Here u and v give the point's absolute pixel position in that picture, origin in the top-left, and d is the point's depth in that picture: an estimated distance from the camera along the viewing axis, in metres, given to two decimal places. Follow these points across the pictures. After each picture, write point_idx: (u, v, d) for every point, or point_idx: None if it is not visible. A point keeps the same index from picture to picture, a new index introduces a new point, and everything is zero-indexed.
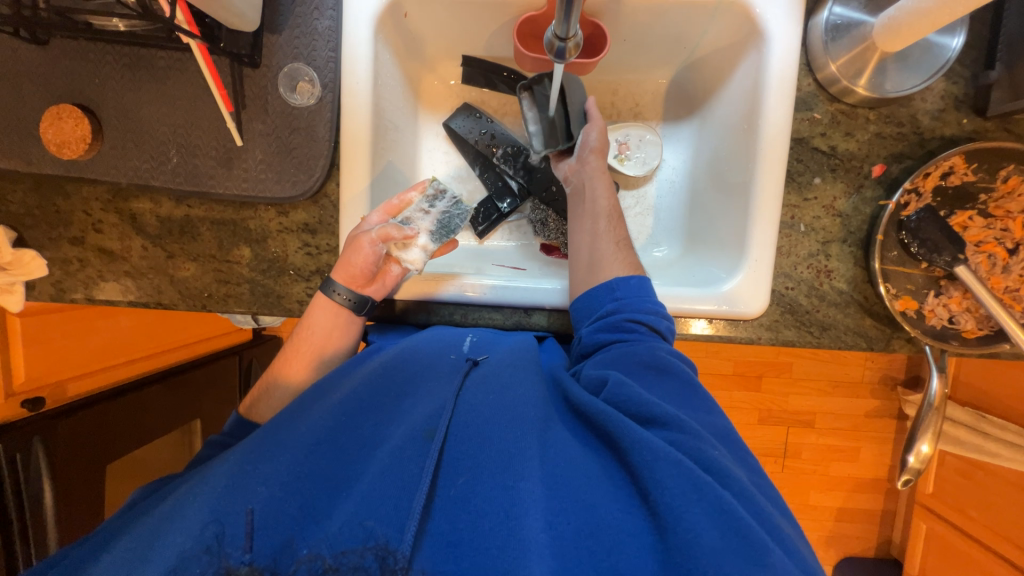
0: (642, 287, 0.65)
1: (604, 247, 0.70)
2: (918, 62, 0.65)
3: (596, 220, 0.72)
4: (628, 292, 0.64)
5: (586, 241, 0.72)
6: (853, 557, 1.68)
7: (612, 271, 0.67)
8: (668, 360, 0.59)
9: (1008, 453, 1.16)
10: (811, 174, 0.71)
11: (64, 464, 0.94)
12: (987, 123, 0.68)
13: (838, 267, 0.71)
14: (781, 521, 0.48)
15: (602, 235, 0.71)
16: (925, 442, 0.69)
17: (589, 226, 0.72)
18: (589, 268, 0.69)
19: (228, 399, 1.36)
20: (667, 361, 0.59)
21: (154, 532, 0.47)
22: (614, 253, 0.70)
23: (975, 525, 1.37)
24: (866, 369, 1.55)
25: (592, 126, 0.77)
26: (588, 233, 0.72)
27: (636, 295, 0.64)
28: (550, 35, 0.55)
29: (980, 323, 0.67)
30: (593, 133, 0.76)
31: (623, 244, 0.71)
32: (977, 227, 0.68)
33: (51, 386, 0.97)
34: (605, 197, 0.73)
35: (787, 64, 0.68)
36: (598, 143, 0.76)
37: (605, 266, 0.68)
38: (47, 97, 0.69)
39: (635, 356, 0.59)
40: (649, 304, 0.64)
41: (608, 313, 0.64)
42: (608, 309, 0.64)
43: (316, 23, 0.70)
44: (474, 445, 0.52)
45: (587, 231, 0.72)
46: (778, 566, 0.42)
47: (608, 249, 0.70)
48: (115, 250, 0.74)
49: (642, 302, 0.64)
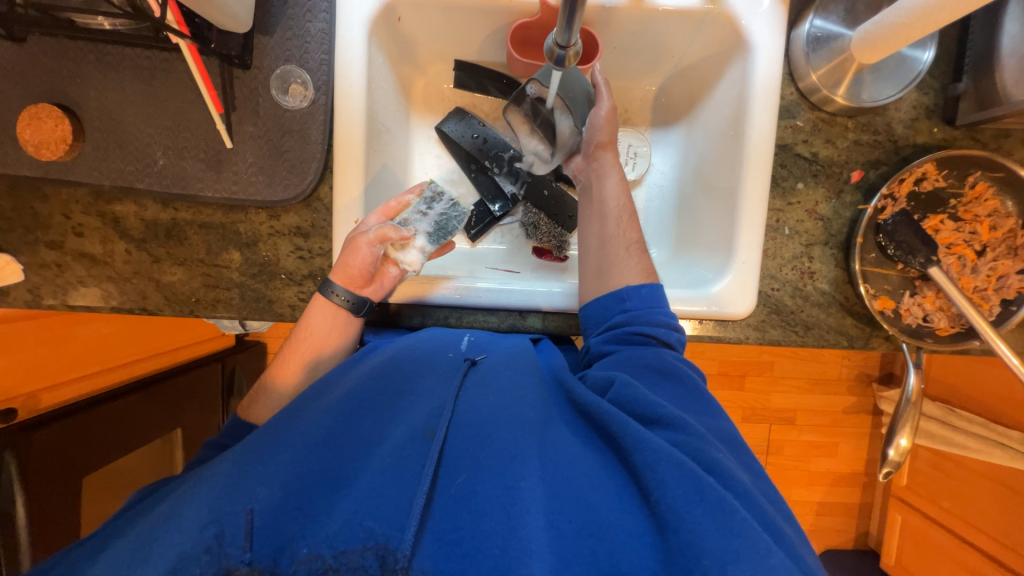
0: (653, 297, 0.66)
1: (614, 251, 0.70)
2: (893, 72, 0.68)
3: (605, 223, 0.72)
4: (639, 302, 0.65)
5: (594, 245, 0.72)
6: (833, 550, 1.73)
7: (620, 278, 0.68)
8: (675, 365, 0.61)
9: (974, 444, 1.23)
10: (794, 179, 0.74)
11: (39, 478, 0.90)
12: (956, 131, 0.72)
13: (821, 269, 0.74)
14: (781, 522, 0.49)
15: (611, 237, 0.71)
16: (904, 435, 0.72)
17: (597, 229, 0.73)
18: (598, 276, 0.70)
19: (209, 406, 1.33)
20: (673, 366, 0.60)
21: (151, 534, 0.46)
22: (625, 259, 0.69)
23: (946, 514, 1.43)
24: (843, 366, 1.61)
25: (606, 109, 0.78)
26: (596, 236, 0.72)
27: (648, 305, 0.65)
28: (551, 42, 0.55)
29: (952, 321, 0.70)
30: (604, 108, 0.76)
31: (635, 248, 0.70)
32: (948, 230, 0.72)
33: (23, 396, 0.91)
34: (615, 198, 0.74)
35: (772, 74, 0.71)
36: (604, 136, 0.76)
37: (614, 272, 0.69)
38: (24, 97, 0.66)
39: (642, 359, 0.60)
40: (660, 316, 0.64)
41: (617, 324, 0.65)
42: (618, 320, 0.65)
43: (309, 25, 0.70)
44: (475, 444, 0.52)
45: (595, 235, 0.73)
46: (781, 569, 0.42)
47: (618, 255, 0.70)
48: (97, 254, 0.72)
49: (652, 313, 0.64)
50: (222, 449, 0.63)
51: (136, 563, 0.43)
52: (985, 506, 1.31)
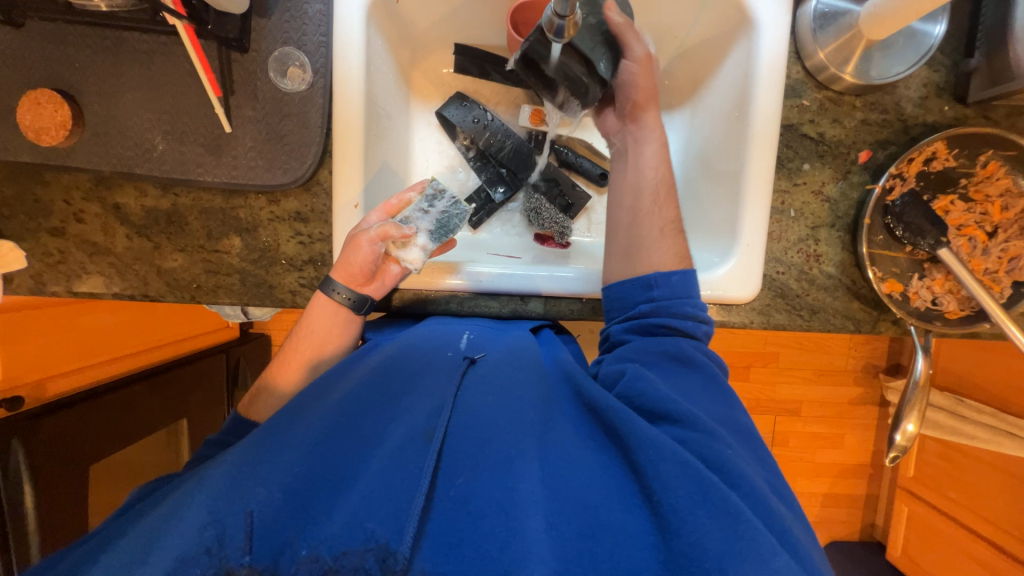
0: (683, 286, 0.63)
1: (647, 230, 0.66)
2: (903, 48, 0.66)
3: (639, 197, 0.68)
4: (667, 291, 0.63)
5: (625, 220, 0.68)
6: (839, 541, 1.72)
7: (650, 260, 0.65)
8: (693, 353, 0.61)
9: (984, 434, 1.21)
10: (800, 161, 0.72)
11: (48, 467, 0.91)
12: (967, 110, 0.70)
13: (827, 252, 0.72)
14: (787, 519, 0.48)
15: (646, 213, 0.67)
16: (911, 421, 0.71)
17: (630, 203, 0.68)
18: (626, 256, 0.67)
19: (214, 397, 1.35)
20: (692, 355, 0.60)
21: (153, 533, 0.47)
22: (657, 239, 0.66)
23: (953, 505, 1.41)
24: (850, 357, 1.59)
25: (632, 61, 0.68)
26: (628, 211, 0.68)
27: (675, 296, 0.63)
28: (550, 13, 0.55)
29: (962, 303, 0.69)
30: (637, 52, 0.67)
31: (670, 229, 0.66)
32: (959, 211, 0.70)
33: (30, 385, 0.92)
34: (652, 168, 0.69)
35: (778, 54, 0.69)
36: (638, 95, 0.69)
37: (645, 253, 0.65)
38: (24, 83, 0.66)
39: (661, 347, 0.61)
40: (687, 307, 0.63)
41: (641, 314, 0.63)
42: (642, 309, 0.63)
43: (306, 7, 0.69)
44: (473, 445, 0.52)
45: (627, 209, 0.68)
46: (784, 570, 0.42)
47: (651, 234, 0.66)
48: (98, 241, 0.72)
49: (682, 304, 0.62)
50: (228, 442, 0.64)
51: (137, 563, 0.44)
52: (995, 497, 1.29)
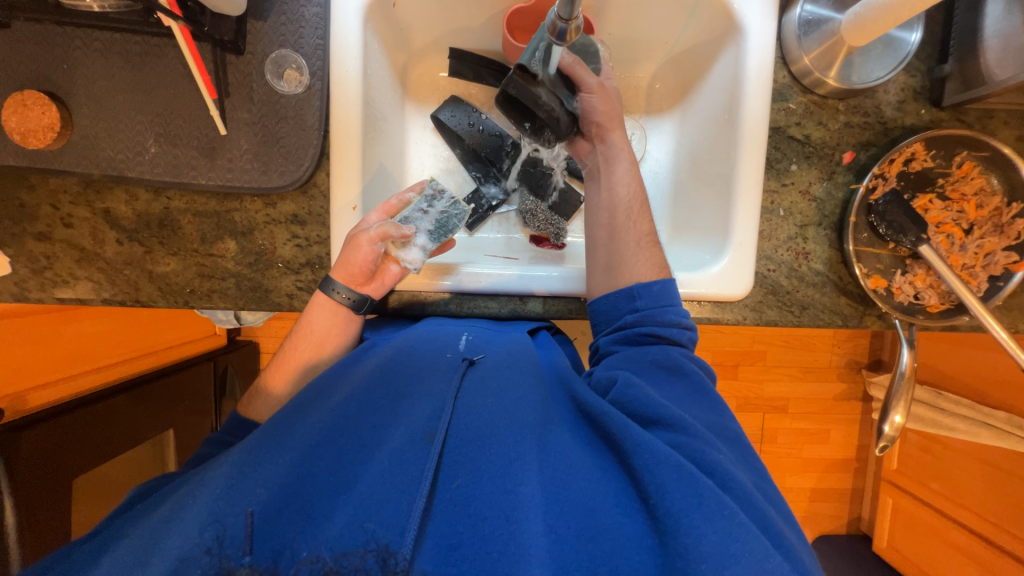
0: (665, 294, 0.65)
1: (625, 244, 0.70)
2: (882, 54, 0.70)
3: (615, 214, 0.72)
4: (650, 300, 0.65)
5: (603, 236, 0.72)
6: (826, 535, 1.76)
7: (629, 273, 0.68)
8: (682, 362, 0.62)
9: (962, 426, 1.25)
10: (789, 161, 0.75)
11: (28, 482, 0.87)
12: (942, 113, 0.74)
13: (815, 249, 0.75)
14: (780, 525, 0.49)
15: (621, 228, 0.71)
16: (898, 412, 0.73)
17: (605, 222, 0.73)
18: (607, 270, 0.70)
19: (201, 406, 1.31)
20: (682, 362, 0.62)
21: (153, 534, 0.45)
22: (636, 253, 0.69)
23: (936, 496, 1.45)
24: (834, 354, 1.64)
25: (589, 95, 0.73)
26: (605, 227, 0.72)
27: (659, 304, 0.65)
28: (553, 17, 0.57)
29: (942, 298, 0.72)
30: (592, 84, 0.73)
31: (645, 243, 0.70)
32: (937, 210, 0.74)
33: (9, 397, 0.88)
34: (625, 185, 0.74)
35: (764, 58, 0.72)
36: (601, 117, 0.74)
37: (622, 265, 0.69)
38: (10, 85, 0.65)
39: (649, 356, 0.62)
40: (672, 315, 0.65)
41: (627, 325, 0.65)
42: (627, 320, 0.65)
43: (304, 10, 0.69)
44: (474, 448, 0.52)
45: (603, 226, 0.73)
46: (777, 573, 0.42)
47: (628, 249, 0.70)
48: (86, 245, 0.70)
49: (663, 313, 0.65)
50: (227, 445, 0.63)
51: (137, 564, 0.43)
52: (975, 486, 1.33)
